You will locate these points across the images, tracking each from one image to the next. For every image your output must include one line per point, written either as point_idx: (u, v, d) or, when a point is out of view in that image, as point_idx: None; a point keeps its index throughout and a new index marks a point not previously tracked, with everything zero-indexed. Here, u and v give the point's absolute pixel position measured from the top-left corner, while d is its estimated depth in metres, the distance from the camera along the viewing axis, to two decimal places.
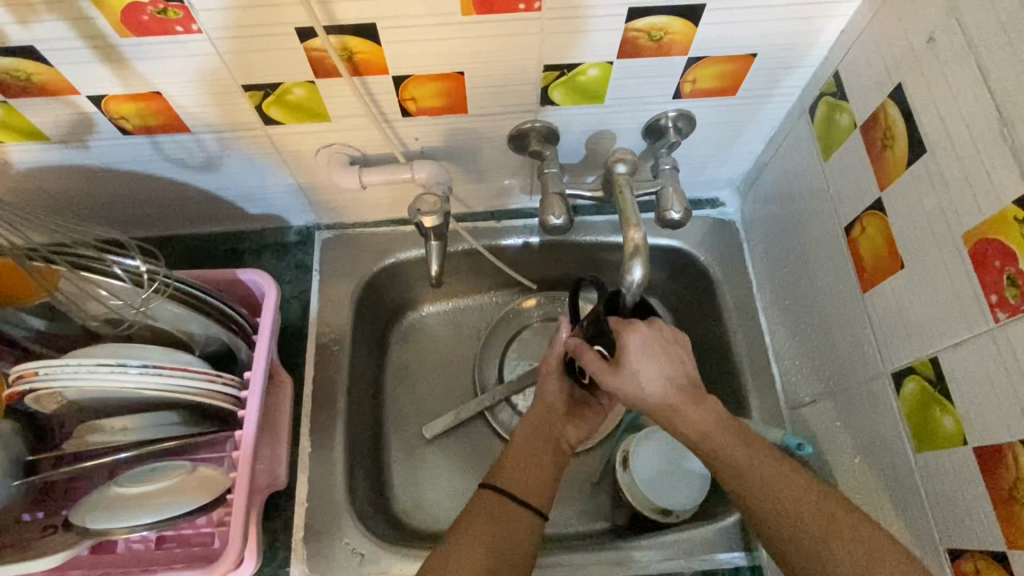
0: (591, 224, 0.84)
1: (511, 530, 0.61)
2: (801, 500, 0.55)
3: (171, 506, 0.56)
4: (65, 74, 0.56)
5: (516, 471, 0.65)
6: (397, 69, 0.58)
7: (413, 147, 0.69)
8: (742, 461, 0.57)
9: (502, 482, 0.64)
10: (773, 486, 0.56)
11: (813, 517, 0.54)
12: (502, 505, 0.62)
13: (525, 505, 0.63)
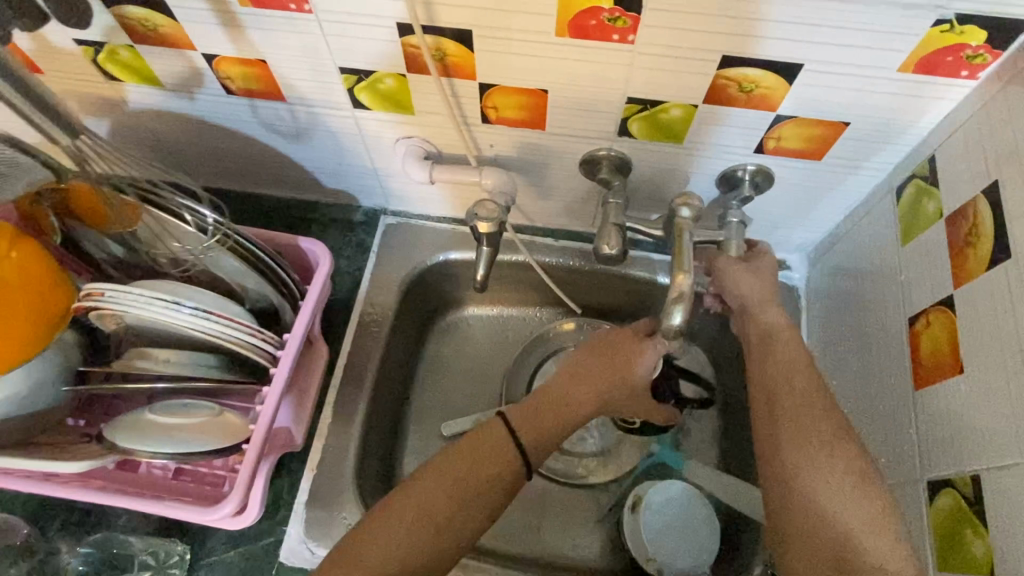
0: (647, 260, 0.83)
1: (500, 468, 0.59)
2: (800, 402, 0.56)
3: (192, 443, 0.59)
4: (187, 30, 0.60)
5: (540, 422, 0.62)
6: (485, 77, 0.60)
7: (487, 154, 0.71)
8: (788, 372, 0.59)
9: (518, 427, 0.62)
10: (787, 376, 0.59)
11: (821, 418, 0.55)
12: (499, 454, 0.60)
13: (523, 451, 0.60)
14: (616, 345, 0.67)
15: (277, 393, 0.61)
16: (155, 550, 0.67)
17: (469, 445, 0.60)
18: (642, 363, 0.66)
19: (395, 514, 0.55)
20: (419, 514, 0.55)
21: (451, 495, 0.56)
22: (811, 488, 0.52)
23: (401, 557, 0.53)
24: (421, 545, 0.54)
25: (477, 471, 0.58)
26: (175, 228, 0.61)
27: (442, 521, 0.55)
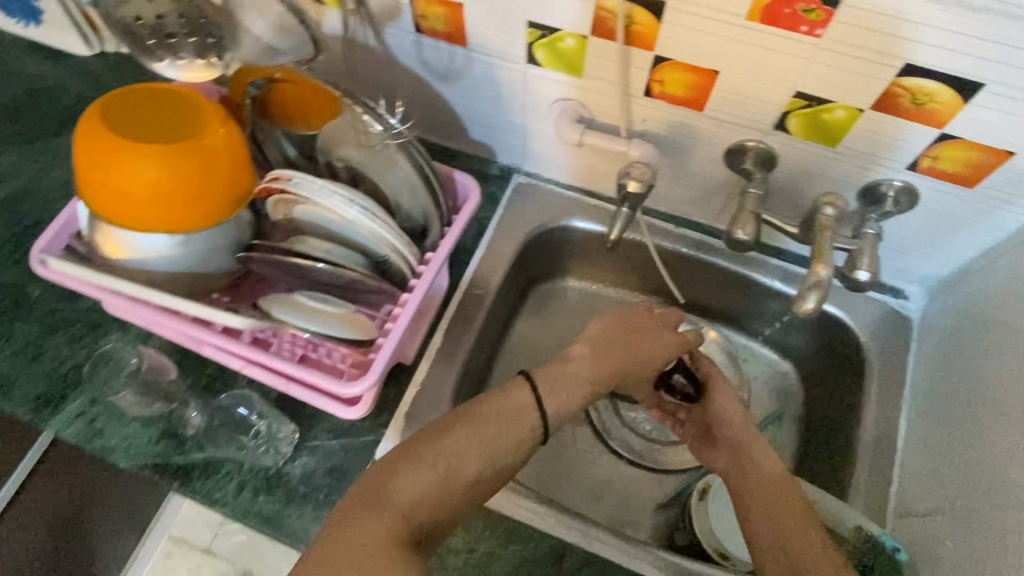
0: (764, 263, 0.85)
1: (522, 434, 0.60)
2: (769, 487, 0.64)
3: (334, 327, 0.66)
4: None
5: (560, 393, 0.64)
6: (663, 50, 0.63)
7: (637, 128, 0.74)
8: (764, 464, 0.67)
9: (544, 393, 0.63)
10: (758, 467, 0.67)
11: (790, 501, 0.62)
12: (522, 417, 0.60)
13: (542, 417, 0.62)
14: (643, 335, 0.73)
15: (417, 300, 0.67)
16: (267, 421, 0.76)
17: (496, 406, 0.60)
18: (655, 351, 0.73)
19: (427, 455, 0.55)
20: (452, 462, 0.55)
21: (482, 450, 0.57)
22: (769, 516, 0.61)
23: (430, 500, 0.54)
24: (448, 492, 0.55)
25: (501, 434, 0.59)
26: (368, 131, 0.67)
27: (469, 474, 0.56)
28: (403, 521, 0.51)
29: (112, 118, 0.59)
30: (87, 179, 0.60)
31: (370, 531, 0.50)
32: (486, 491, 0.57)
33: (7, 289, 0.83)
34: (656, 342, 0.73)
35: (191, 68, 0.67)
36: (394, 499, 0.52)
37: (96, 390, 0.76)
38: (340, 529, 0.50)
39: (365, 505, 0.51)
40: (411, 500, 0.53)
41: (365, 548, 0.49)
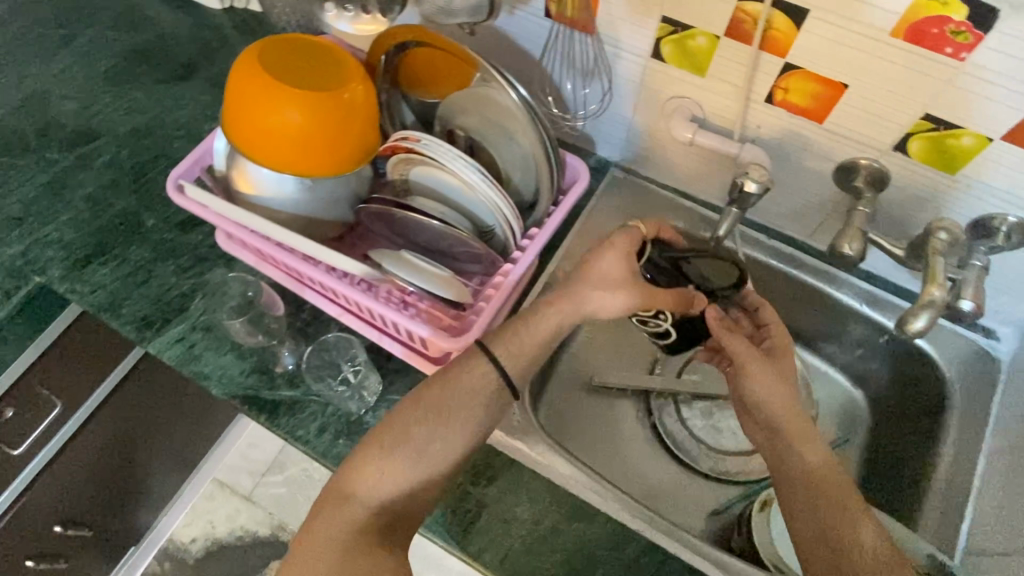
0: (853, 285, 0.85)
1: (469, 394, 0.65)
2: (811, 482, 0.63)
3: (438, 287, 0.70)
4: None
5: (508, 340, 0.67)
6: (794, 58, 0.64)
7: (749, 133, 0.75)
8: (806, 455, 0.65)
9: (496, 352, 0.67)
10: (789, 458, 0.65)
11: (831, 499, 0.61)
12: (464, 376, 0.66)
13: (498, 366, 0.66)
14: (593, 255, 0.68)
15: (522, 269, 0.70)
16: (358, 370, 0.78)
17: (439, 378, 0.66)
18: (614, 262, 0.66)
19: (375, 446, 0.64)
20: (396, 447, 0.64)
21: (427, 425, 0.64)
22: (815, 519, 0.60)
23: (388, 486, 0.64)
24: (403, 474, 0.64)
25: (454, 399, 0.65)
26: (501, 99, 0.69)
27: (418, 449, 0.64)
28: (364, 512, 0.63)
29: (266, 61, 0.63)
30: (233, 116, 0.65)
31: (336, 527, 0.62)
32: (448, 460, 0.65)
33: (125, 215, 0.88)
34: (613, 248, 0.67)
35: (361, 21, 0.71)
36: (352, 493, 0.63)
37: (196, 318, 0.81)
38: (314, 525, 0.63)
39: (330, 505, 0.63)
40: (369, 493, 0.63)
41: (331, 544, 0.61)
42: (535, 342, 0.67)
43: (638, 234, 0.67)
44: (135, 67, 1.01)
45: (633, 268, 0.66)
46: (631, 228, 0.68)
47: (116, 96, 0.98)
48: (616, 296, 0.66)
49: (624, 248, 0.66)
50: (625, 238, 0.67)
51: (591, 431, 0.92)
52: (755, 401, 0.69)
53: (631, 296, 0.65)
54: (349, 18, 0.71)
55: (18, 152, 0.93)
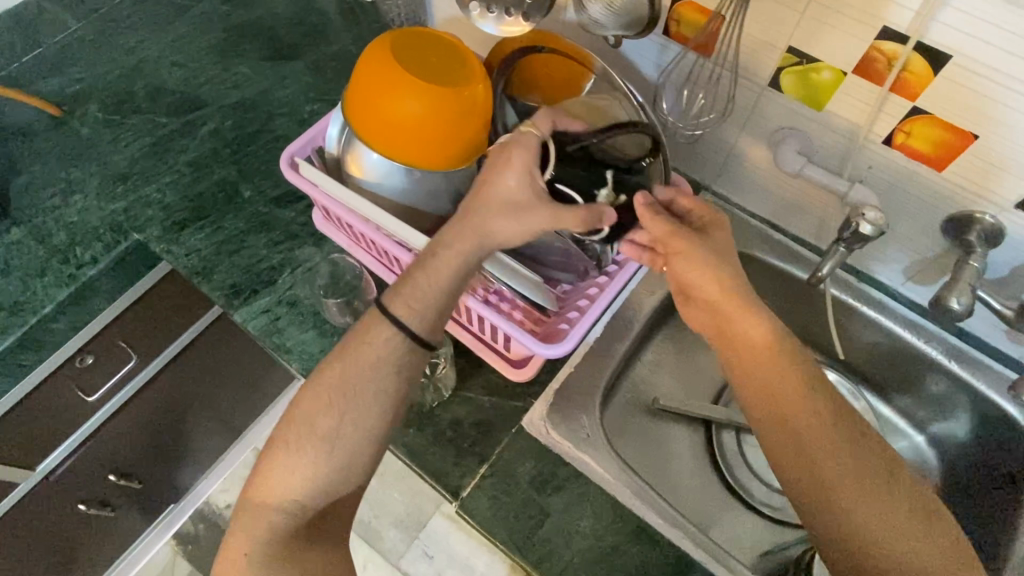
0: (944, 339, 0.82)
1: (373, 367, 0.60)
2: (775, 382, 0.58)
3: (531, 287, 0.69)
4: None
5: (411, 289, 0.61)
6: (924, 103, 0.63)
7: (859, 172, 0.74)
8: (755, 340, 0.60)
9: (394, 303, 0.61)
10: (748, 354, 0.60)
11: (796, 395, 0.58)
12: (367, 349, 0.61)
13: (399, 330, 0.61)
14: (487, 168, 0.64)
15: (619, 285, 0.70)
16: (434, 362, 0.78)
17: (340, 356, 0.61)
18: (511, 179, 0.62)
19: (283, 443, 0.60)
20: (305, 443, 0.59)
21: (332, 414, 0.60)
22: (784, 424, 0.57)
23: (302, 486, 0.60)
24: (316, 473, 0.60)
25: (350, 376, 0.60)
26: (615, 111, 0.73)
27: (328, 441, 0.60)
28: (278, 516, 0.60)
29: (396, 50, 0.65)
30: (356, 101, 0.66)
31: (256, 538, 0.60)
32: (362, 447, 0.61)
33: (223, 184, 0.91)
34: (505, 161, 0.63)
35: (506, 23, 0.71)
36: (266, 499, 0.60)
37: (283, 292, 0.83)
38: (233, 537, 0.61)
39: (245, 514, 0.60)
40: (284, 498, 0.60)
41: (252, 558, 0.59)
42: (440, 277, 0.61)
43: (530, 139, 0.64)
44: (244, 42, 1.04)
45: (536, 187, 0.62)
46: (522, 137, 0.64)
47: (224, 69, 1.01)
48: (523, 217, 0.62)
49: (514, 158, 0.62)
50: (515, 148, 0.63)
51: (657, 453, 0.89)
52: (752, 349, 0.60)
53: (539, 218, 0.62)
54: (494, 19, 0.71)
55: (128, 112, 0.97)
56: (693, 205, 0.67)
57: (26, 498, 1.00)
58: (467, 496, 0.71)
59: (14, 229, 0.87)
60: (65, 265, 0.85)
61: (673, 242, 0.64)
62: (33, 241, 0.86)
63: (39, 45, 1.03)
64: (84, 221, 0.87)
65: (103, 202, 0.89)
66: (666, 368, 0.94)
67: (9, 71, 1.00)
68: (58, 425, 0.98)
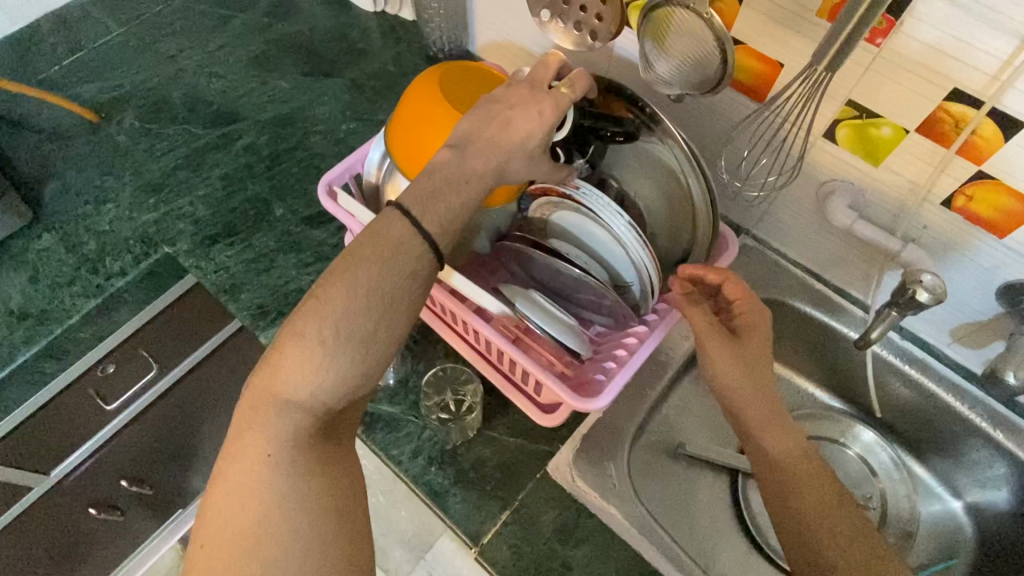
0: (989, 406, 0.79)
1: (413, 264, 0.51)
2: (793, 472, 0.62)
3: (564, 334, 0.66)
4: (742, 11, 0.64)
5: (440, 206, 0.52)
6: (991, 168, 0.60)
7: (913, 232, 0.71)
8: (778, 437, 0.63)
9: (418, 213, 0.52)
10: (773, 440, 0.63)
11: (808, 488, 0.61)
12: (406, 251, 0.50)
13: (429, 237, 0.51)
14: (506, 105, 0.55)
15: (659, 336, 0.66)
16: (460, 400, 0.76)
17: (373, 250, 0.50)
18: (512, 117, 0.55)
19: (311, 335, 0.49)
20: (339, 342, 0.49)
21: (369, 314, 0.49)
22: (792, 510, 0.61)
23: (332, 386, 0.50)
24: (346, 375, 0.50)
25: (383, 274, 0.50)
26: (665, 148, 0.69)
27: (364, 340, 0.49)
28: (302, 415, 0.50)
29: (443, 85, 0.64)
30: (398, 131, 0.65)
31: (279, 438, 0.49)
32: (388, 351, 0.52)
33: (255, 200, 0.90)
34: (530, 106, 0.55)
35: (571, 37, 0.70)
36: (290, 395, 0.49)
37: None
38: (248, 437, 0.49)
39: (264, 407, 0.50)
40: (309, 398, 0.50)
41: (278, 460, 0.49)
42: (463, 197, 0.53)
43: (565, 101, 0.57)
44: (283, 55, 1.03)
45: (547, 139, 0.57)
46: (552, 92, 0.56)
47: (261, 82, 1.00)
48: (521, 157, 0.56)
49: (541, 107, 0.56)
50: (541, 96, 0.56)
51: (682, 503, 0.86)
52: (785, 478, 0.62)
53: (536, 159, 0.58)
54: (562, 30, 0.70)
55: (165, 121, 0.96)
56: (737, 296, 0.63)
57: (38, 503, 1.00)
58: (488, 543, 0.70)
59: (45, 235, 0.87)
60: (94, 275, 0.84)
61: (703, 332, 0.63)
62: (63, 248, 0.86)
63: (80, 49, 1.03)
64: (116, 232, 0.87)
65: (135, 213, 0.88)
66: (693, 414, 0.91)
67: (49, 73, 1.01)
68: (75, 430, 0.97)
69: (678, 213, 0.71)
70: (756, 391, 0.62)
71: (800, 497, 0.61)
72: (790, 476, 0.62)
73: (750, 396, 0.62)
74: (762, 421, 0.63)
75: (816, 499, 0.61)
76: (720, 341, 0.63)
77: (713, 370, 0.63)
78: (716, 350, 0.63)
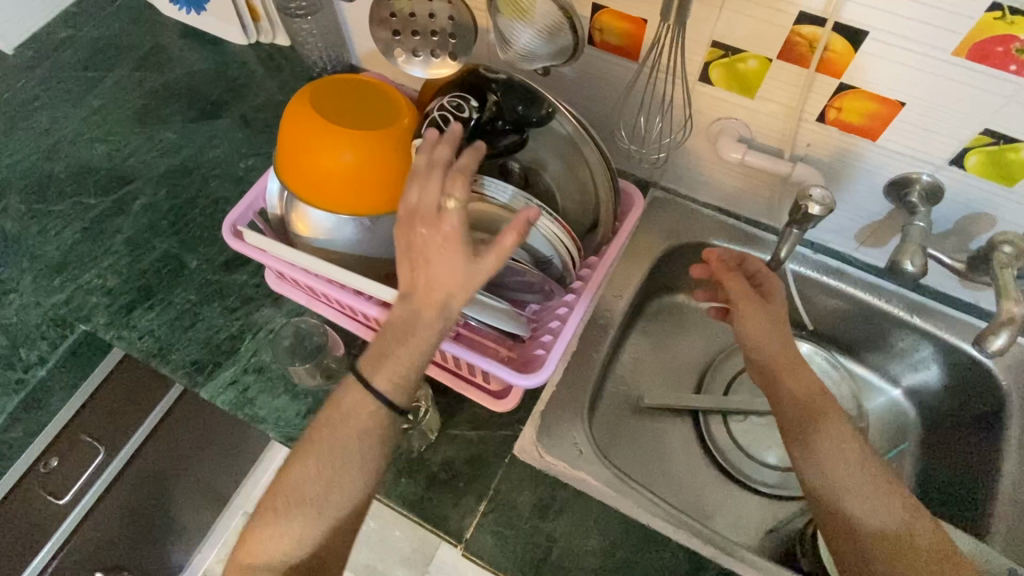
0: (906, 296, 0.84)
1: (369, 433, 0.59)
2: (812, 402, 0.67)
3: (499, 321, 0.67)
4: None
5: (392, 364, 0.57)
6: (850, 78, 0.64)
7: (800, 151, 0.75)
8: (797, 375, 0.68)
9: None
10: (796, 374, 0.68)
11: (829, 419, 0.66)
12: (350, 423, 0.59)
13: (375, 399, 0.58)
14: (418, 237, 0.55)
15: (586, 304, 0.70)
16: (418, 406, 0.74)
17: (327, 422, 0.59)
18: (433, 226, 0.53)
19: (273, 507, 0.59)
20: (293, 508, 0.59)
21: (321, 478, 0.58)
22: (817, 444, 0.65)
23: (291, 546, 0.59)
24: (303, 533, 0.59)
25: (336, 442, 0.59)
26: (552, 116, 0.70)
27: (316, 504, 0.59)
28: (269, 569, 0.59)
29: (317, 104, 0.63)
30: (288, 161, 0.64)
31: None
32: (346, 509, 0.60)
33: (167, 257, 0.87)
34: (427, 211, 0.54)
35: (435, 66, 0.68)
36: (255, 556, 0.60)
37: (247, 360, 0.80)
38: None
39: (240, 566, 0.60)
40: (272, 555, 0.59)
41: None
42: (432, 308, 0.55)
43: (462, 187, 0.54)
44: (164, 107, 1.00)
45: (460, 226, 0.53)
46: (443, 189, 0.54)
47: (148, 136, 0.97)
48: (436, 233, 0.54)
49: (434, 176, 0.55)
50: (439, 205, 0.54)
51: (652, 454, 0.89)
52: (806, 412, 0.66)
53: (455, 228, 0.53)
54: (421, 63, 0.68)
55: (52, 198, 0.92)
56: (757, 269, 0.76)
57: None
58: (471, 537, 0.70)
59: None
60: (11, 370, 0.82)
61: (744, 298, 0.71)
62: None
63: None
64: (24, 321, 0.83)
65: (41, 297, 0.84)
66: (645, 367, 0.94)
67: None
68: None
69: (581, 180, 0.73)
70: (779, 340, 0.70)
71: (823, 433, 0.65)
72: (808, 407, 0.67)
73: (767, 343, 0.70)
74: (786, 356, 0.69)
75: (838, 432, 0.65)
76: (752, 301, 0.71)
77: (742, 326, 0.71)
78: (749, 307, 0.71)
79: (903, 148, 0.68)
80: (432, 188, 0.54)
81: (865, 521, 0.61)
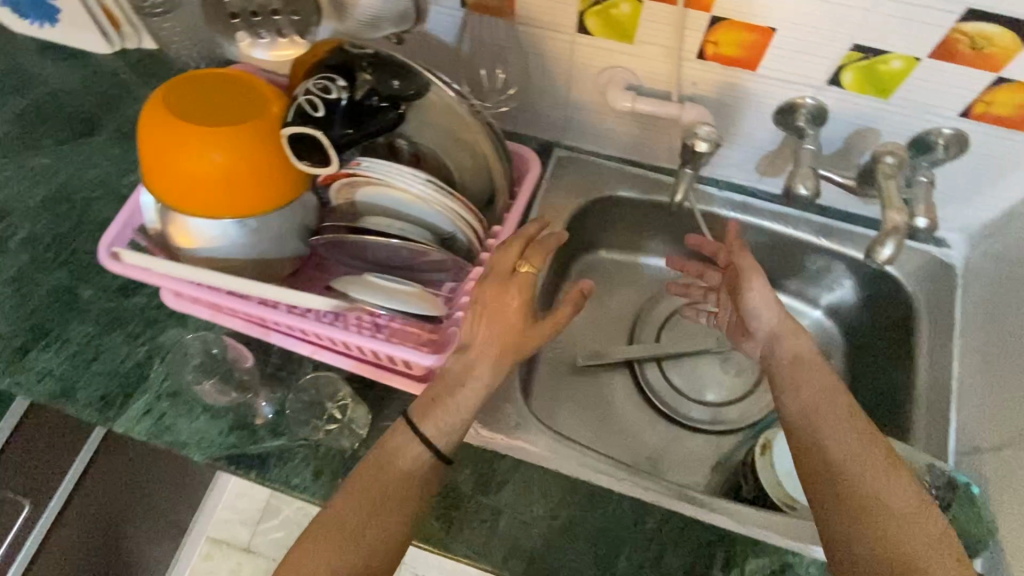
0: (811, 219, 0.86)
1: (413, 488, 0.58)
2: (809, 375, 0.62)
3: (406, 304, 0.65)
4: None
5: (440, 411, 0.59)
6: (720, 10, 0.64)
7: (687, 91, 0.75)
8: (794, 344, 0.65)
9: None
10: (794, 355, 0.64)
11: (823, 389, 0.60)
12: (395, 461, 0.58)
13: (427, 445, 0.59)
14: (487, 295, 0.61)
15: None
16: (344, 405, 0.75)
17: (370, 466, 0.58)
18: (507, 292, 0.60)
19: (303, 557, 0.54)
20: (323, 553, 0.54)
21: (359, 514, 0.56)
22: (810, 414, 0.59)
23: None
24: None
25: (382, 482, 0.57)
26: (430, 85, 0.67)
27: (350, 540, 0.55)
28: None
29: (177, 107, 0.60)
30: (154, 171, 0.60)
31: None
32: (382, 548, 0.56)
33: (56, 290, 0.82)
34: (505, 279, 0.61)
35: (278, 47, 0.73)
36: None
37: (159, 386, 0.76)
38: None
39: None
40: None
41: None
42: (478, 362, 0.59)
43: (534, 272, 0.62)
44: (30, 131, 0.93)
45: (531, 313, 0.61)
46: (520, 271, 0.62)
47: (17, 165, 0.90)
48: (504, 298, 0.60)
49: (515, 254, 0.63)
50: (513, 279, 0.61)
51: (592, 411, 0.89)
52: (798, 384, 0.62)
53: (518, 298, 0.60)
54: (265, 45, 0.72)
55: None
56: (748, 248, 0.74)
57: None
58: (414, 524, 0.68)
59: None
60: None
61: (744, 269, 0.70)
62: None
63: None
64: None
65: None
66: (575, 327, 0.94)
67: None
68: None
69: (472, 149, 0.70)
70: (781, 315, 0.67)
71: (819, 401, 0.59)
72: (800, 377, 0.62)
73: (770, 315, 0.68)
74: (781, 325, 0.67)
75: (831, 399, 0.59)
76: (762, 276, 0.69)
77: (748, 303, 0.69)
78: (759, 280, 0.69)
79: (783, 74, 0.69)
80: (509, 254, 0.63)
81: (864, 484, 0.53)
